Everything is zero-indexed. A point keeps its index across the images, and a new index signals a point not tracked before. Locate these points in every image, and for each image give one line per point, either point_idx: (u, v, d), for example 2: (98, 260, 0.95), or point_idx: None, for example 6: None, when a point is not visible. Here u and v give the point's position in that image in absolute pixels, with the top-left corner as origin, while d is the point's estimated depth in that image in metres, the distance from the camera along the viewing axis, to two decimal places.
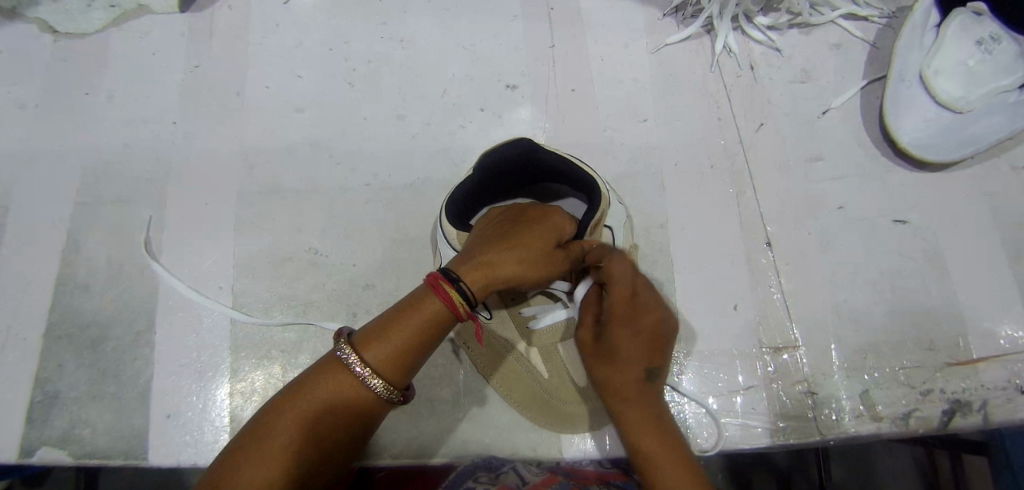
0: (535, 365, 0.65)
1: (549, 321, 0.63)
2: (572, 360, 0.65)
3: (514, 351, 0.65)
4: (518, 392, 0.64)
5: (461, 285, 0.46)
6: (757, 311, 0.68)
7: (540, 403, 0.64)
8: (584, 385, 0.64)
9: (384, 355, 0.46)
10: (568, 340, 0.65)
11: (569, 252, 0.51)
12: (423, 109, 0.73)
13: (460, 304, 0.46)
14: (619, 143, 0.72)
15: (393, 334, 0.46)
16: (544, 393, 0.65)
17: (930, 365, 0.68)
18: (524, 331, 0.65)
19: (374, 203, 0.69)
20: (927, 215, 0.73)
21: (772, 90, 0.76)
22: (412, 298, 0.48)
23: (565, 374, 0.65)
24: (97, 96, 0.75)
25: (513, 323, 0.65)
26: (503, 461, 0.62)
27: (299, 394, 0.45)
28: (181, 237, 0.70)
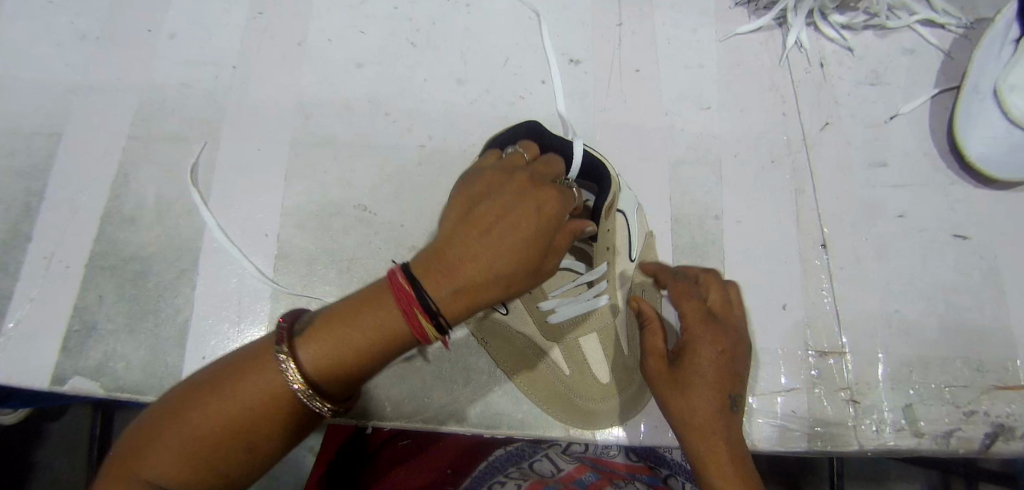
0: (555, 360, 0.64)
1: (568, 314, 0.62)
2: (594, 355, 0.64)
3: (532, 348, 0.64)
4: (540, 390, 0.63)
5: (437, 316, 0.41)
6: (805, 313, 0.66)
7: (564, 402, 0.63)
8: (608, 382, 0.63)
9: (325, 354, 0.41)
10: (589, 332, 0.64)
11: (556, 246, 0.45)
12: (484, 75, 0.71)
13: (421, 318, 0.41)
14: (680, 129, 0.70)
15: (334, 336, 0.41)
16: (568, 390, 0.63)
17: (976, 386, 0.67)
18: (544, 329, 0.64)
19: (427, 165, 0.68)
20: (989, 233, 0.71)
21: (841, 90, 0.74)
22: (370, 296, 0.42)
23: (586, 369, 0.63)
24: (158, 34, 0.75)
25: (530, 319, 0.64)
26: (534, 451, 0.69)
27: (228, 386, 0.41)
28: (230, 181, 0.69)
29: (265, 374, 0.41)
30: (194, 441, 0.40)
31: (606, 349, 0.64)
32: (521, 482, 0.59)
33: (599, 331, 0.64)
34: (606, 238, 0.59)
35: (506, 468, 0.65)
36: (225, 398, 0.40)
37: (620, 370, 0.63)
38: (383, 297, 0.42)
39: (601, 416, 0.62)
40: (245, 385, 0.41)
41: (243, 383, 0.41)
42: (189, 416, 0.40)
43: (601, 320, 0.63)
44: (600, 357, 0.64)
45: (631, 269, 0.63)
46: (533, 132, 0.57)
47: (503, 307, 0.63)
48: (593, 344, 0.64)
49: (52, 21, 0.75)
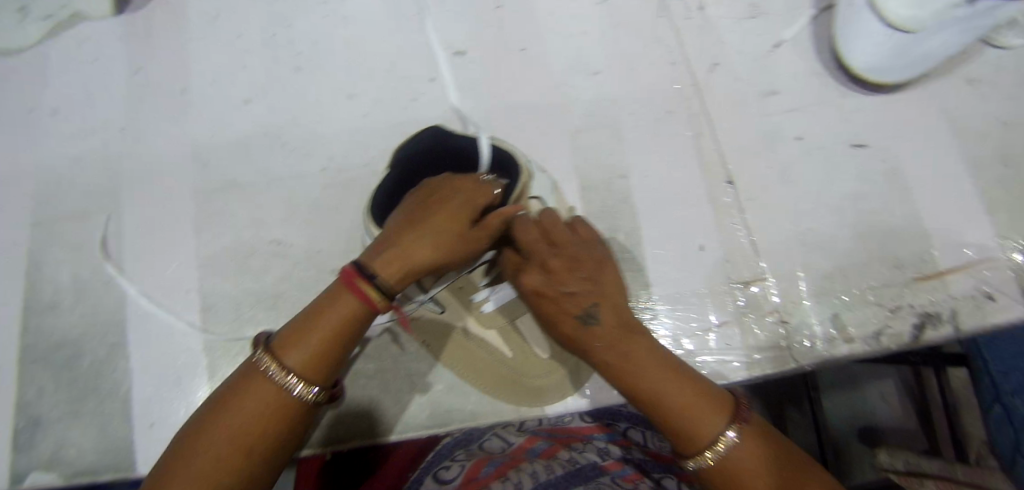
0: (498, 348, 0.65)
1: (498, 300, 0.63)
2: (532, 334, 0.65)
3: (474, 340, 0.65)
4: (486, 379, 0.65)
5: (376, 281, 0.50)
6: (724, 249, 0.68)
7: (510, 384, 0.65)
8: (549, 357, 0.65)
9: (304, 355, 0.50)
10: (525, 316, 0.65)
11: (486, 225, 0.52)
12: (373, 85, 0.71)
13: (365, 286, 0.50)
14: (574, 98, 0.72)
15: (308, 339, 0.50)
16: (513, 373, 0.65)
17: (897, 283, 0.70)
18: (481, 318, 0.65)
19: (334, 186, 0.68)
20: (884, 136, 0.73)
21: (722, 29, 0.75)
22: (328, 295, 0.52)
23: (528, 350, 0.65)
24: (41, 112, 0.73)
25: (466, 311, 0.65)
26: (482, 432, 0.69)
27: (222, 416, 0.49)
28: (143, 244, 0.69)
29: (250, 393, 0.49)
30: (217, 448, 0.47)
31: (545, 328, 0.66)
32: (465, 463, 0.60)
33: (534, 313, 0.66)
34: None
35: (453, 452, 0.66)
36: (233, 409, 0.49)
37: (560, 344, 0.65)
38: (337, 292, 0.52)
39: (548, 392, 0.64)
40: (248, 400, 0.49)
41: (244, 396, 0.49)
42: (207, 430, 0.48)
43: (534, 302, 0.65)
44: (539, 335, 0.65)
45: None
46: (434, 137, 0.58)
47: (438, 307, 0.64)
48: (529, 323, 0.65)
49: None
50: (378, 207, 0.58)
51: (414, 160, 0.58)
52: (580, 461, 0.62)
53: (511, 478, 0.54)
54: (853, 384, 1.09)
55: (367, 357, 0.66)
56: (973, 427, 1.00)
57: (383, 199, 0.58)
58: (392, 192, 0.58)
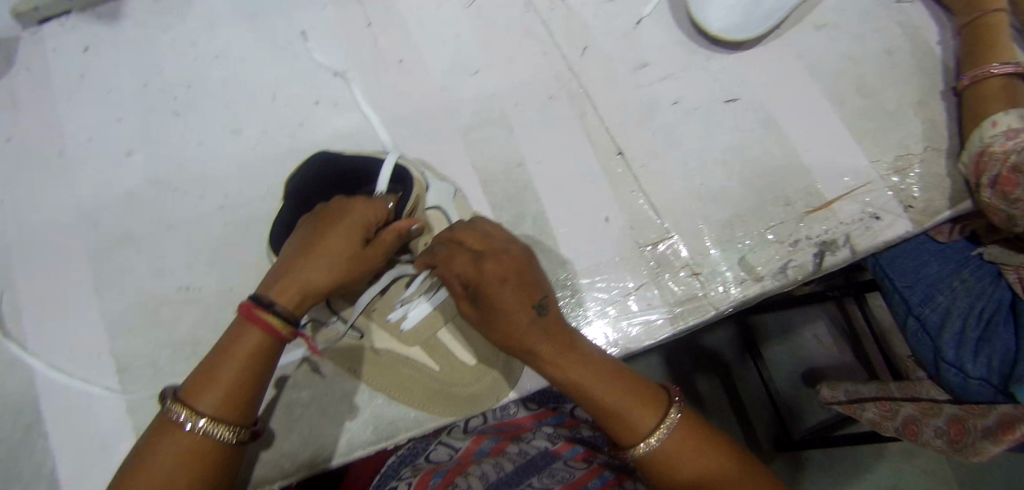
0: (422, 362, 0.65)
1: (417, 317, 0.64)
2: (456, 343, 0.66)
3: (397, 358, 0.65)
4: (417, 396, 0.65)
5: (276, 309, 0.54)
6: (628, 216, 0.71)
7: (439, 396, 0.65)
8: (476, 364, 0.65)
9: (215, 396, 0.52)
10: (445, 324, 0.66)
11: (379, 243, 0.58)
12: (257, 119, 0.72)
13: (264, 315, 0.53)
14: (459, 98, 0.73)
15: (217, 381, 0.52)
16: (442, 385, 0.65)
17: (791, 218, 0.74)
18: (401, 336, 0.65)
19: (233, 223, 0.68)
20: (752, 87, 0.79)
21: (585, 15, 0.79)
22: (232, 335, 0.54)
23: (454, 359, 0.65)
24: None
25: (385, 331, 0.65)
26: (427, 445, 0.69)
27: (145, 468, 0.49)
28: (42, 317, 0.66)
29: (172, 443, 0.50)
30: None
31: (467, 334, 0.66)
32: (412, 479, 0.58)
33: (453, 320, 0.66)
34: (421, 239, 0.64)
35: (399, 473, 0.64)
36: (146, 466, 0.50)
37: (484, 347, 0.66)
38: (241, 327, 0.54)
39: (478, 399, 0.65)
40: (162, 452, 0.50)
41: (158, 449, 0.50)
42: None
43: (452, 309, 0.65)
44: (464, 343, 0.66)
45: None
46: (325, 163, 0.62)
47: (356, 332, 0.64)
48: (451, 334, 0.66)
49: None
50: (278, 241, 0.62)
51: (308, 190, 0.62)
52: (531, 451, 0.63)
53: (462, 483, 0.54)
54: (790, 335, 1.16)
55: (297, 387, 0.65)
56: (894, 345, 1.12)
57: (282, 231, 0.62)
58: (291, 224, 0.62)
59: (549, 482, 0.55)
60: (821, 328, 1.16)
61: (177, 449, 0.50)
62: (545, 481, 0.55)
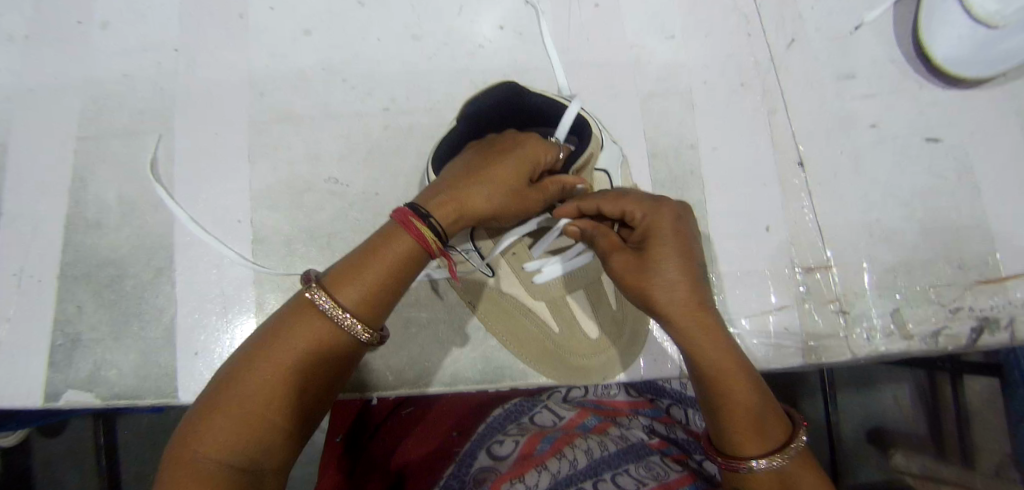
0: (544, 319, 0.63)
1: (554, 273, 0.61)
2: (582, 311, 0.64)
3: (520, 308, 0.63)
4: (531, 351, 0.63)
5: (432, 220, 0.47)
6: (789, 233, 0.67)
7: (552, 358, 0.63)
8: (597, 337, 0.63)
9: (358, 295, 0.45)
10: (576, 289, 0.63)
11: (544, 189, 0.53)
12: (439, 27, 0.68)
13: (418, 223, 0.47)
14: (646, 62, 0.69)
15: (361, 278, 0.46)
16: (558, 347, 0.63)
17: (960, 284, 0.67)
18: (530, 288, 0.63)
19: (394, 128, 0.66)
20: (958, 132, 0.71)
21: (803, 5, 0.72)
22: (381, 237, 0.48)
23: (576, 327, 0.63)
24: (90, 25, 0.71)
25: (516, 278, 0.63)
26: (533, 405, 0.70)
27: (275, 343, 0.44)
28: (191, 170, 0.67)
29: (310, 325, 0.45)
30: (262, 387, 0.43)
31: (596, 306, 0.64)
32: (519, 439, 0.60)
33: (586, 287, 0.63)
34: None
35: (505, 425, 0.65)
36: (278, 348, 0.44)
37: (608, 323, 0.64)
38: (393, 230, 0.48)
39: (591, 373, 0.63)
40: (295, 339, 0.44)
41: (293, 334, 0.45)
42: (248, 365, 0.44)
43: (589, 276, 0.63)
44: (589, 313, 0.64)
45: None
46: (511, 92, 0.56)
47: (488, 270, 0.62)
48: (579, 299, 0.64)
49: None
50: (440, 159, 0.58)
51: (484, 115, 0.56)
52: (630, 438, 0.62)
53: (567, 454, 0.56)
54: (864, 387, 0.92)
55: (417, 307, 0.64)
56: (978, 438, 0.86)
57: (447, 152, 0.58)
58: (457, 146, 0.58)
59: (644, 475, 0.54)
60: (905, 391, 0.92)
61: (312, 340, 0.44)
62: (641, 473, 0.54)
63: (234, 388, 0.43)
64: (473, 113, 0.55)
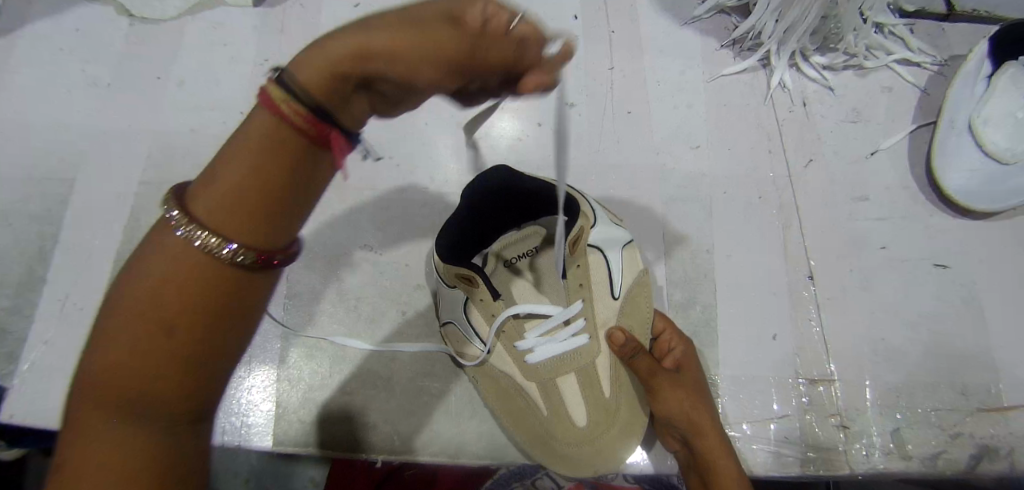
0: (536, 402, 0.62)
1: (546, 354, 0.62)
2: (572, 396, 0.61)
3: (514, 388, 0.63)
4: (524, 433, 0.62)
5: (292, 86, 0.28)
6: (796, 343, 0.69)
7: (540, 444, 0.62)
8: (586, 425, 0.61)
9: (214, 199, 0.29)
10: (567, 372, 0.62)
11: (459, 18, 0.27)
12: (484, 117, 0.75)
13: (281, 96, 0.28)
14: (670, 167, 0.74)
15: (214, 183, 0.29)
16: (547, 433, 0.61)
17: (962, 409, 0.68)
18: (521, 368, 0.63)
19: (431, 207, 0.72)
20: (966, 260, 0.74)
21: (822, 128, 0.78)
22: (247, 119, 0.30)
23: (564, 411, 0.61)
24: (168, 81, 0.79)
25: (510, 358, 0.63)
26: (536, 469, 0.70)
27: (123, 287, 0.30)
28: None
29: (172, 254, 0.29)
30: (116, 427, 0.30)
31: (587, 389, 0.61)
32: None
33: (579, 371, 0.62)
34: (575, 274, 0.62)
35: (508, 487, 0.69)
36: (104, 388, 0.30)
37: (600, 411, 0.61)
38: (259, 112, 0.29)
39: (581, 466, 0.61)
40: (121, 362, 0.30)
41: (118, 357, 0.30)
42: (99, 348, 0.29)
43: (581, 360, 0.62)
44: (579, 400, 0.61)
45: (616, 307, 0.63)
46: (511, 176, 0.56)
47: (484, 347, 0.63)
48: (572, 384, 0.62)
49: (64, 71, 0.80)
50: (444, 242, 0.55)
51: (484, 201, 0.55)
52: None
53: None
54: None
55: (432, 377, 0.67)
56: None
57: (452, 233, 0.55)
58: (461, 230, 0.56)
59: None
60: None
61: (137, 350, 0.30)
62: None
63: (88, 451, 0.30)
64: (476, 194, 0.55)
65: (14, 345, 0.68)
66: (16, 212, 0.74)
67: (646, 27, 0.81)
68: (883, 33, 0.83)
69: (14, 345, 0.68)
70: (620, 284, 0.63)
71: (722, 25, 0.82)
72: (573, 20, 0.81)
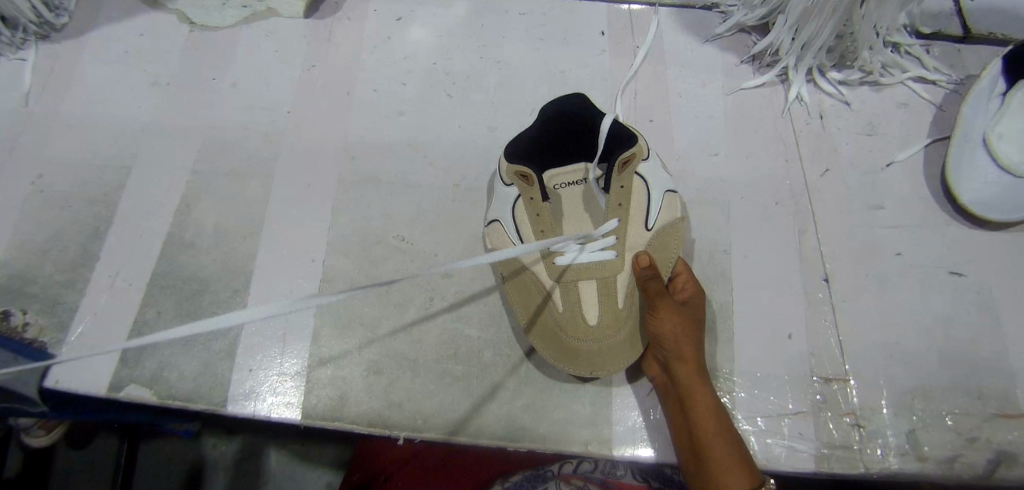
0: (554, 298, 0.66)
1: (575, 257, 0.66)
2: (589, 298, 0.65)
3: (536, 282, 0.67)
4: (534, 325, 0.66)
5: None
6: (811, 343, 0.71)
7: (548, 333, 0.65)
8: (597, 324, 0.64)
9: None
10: (589, 278, 0.66)
11: None
12: (512, 122, 0.80)
13: None
14: (690, 172, 0.77)
15: None
16: (557, 325, 0.65)
17: (979, 414, 0.69)
18: (548, 267, 0.67)
19: (460, 202, 0.76)
20: (983, 269, 0.75)
21: (838, 140, 0.81)
22: None
23: (579, 308, 0.64)
24: (222, 82, 0.86)
25: (540, 255, 0.67)
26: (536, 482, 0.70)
27: None
28: (282, 212, 0.77)
29: None
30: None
31: (603, 296, 0.65)
32: None
33: (600, 279, 0.66)
34: (617, 194, 0.67)
35: None
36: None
37: (609, 316, 0.64)
38: None
39: (579, 358, 0.63)
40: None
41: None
42: None
43: (605, 270, 0.66)
44: (595, 302, 0.65)
45: (648, 237, 0.67)
46: (578, 101, 0.67)
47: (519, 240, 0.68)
48: (591, 289, 0.66)
49: (127, 70, 0.88)
50: (513, 145, 0.67)
51: (551, 119, 0.68)
52: None
53: None
54: None
55: (455, 360, 0.70)
56: None
57: (521, 139, 0.67)
58: (532, 140, 0.67)
59: None
60: None
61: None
62: None
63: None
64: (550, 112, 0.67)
65: (67, 315, 0.73)
66: (77, 195, 0.80)
67: (669, 43, 0.86)
68: (899, 52, 0.87)
69: (67, 316, 0.73)
70: (656, 216, 0.68)
71: (742, 43, 0.86)
72: (599, 36, 0.86)
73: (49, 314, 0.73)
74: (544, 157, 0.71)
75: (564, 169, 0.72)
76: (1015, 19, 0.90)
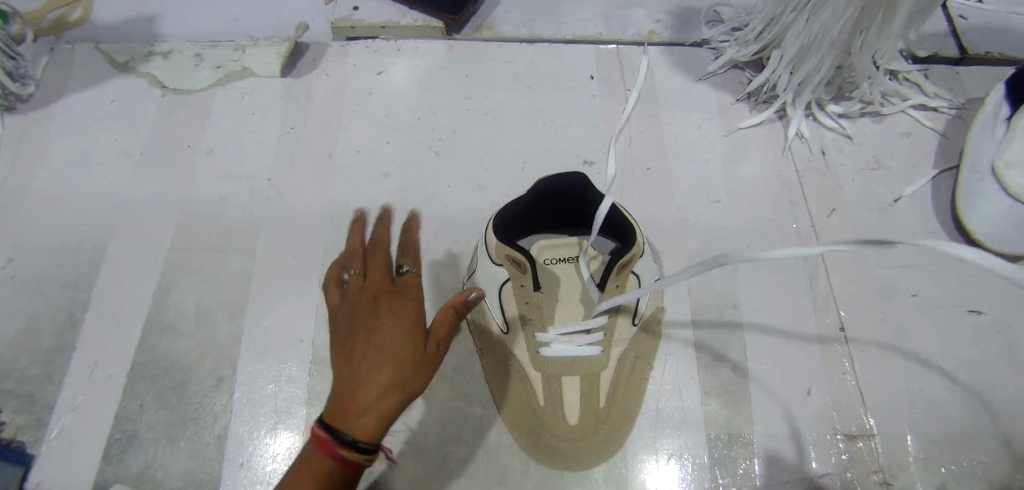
0: (535, 391, 0.63)
1: (561, 351, 0.64)
2: (573, 395, 0.63)
3: (519, 371, 0.65)
4: (513, 415, 0.64)
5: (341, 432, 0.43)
6: (831, 399, 0.67)
7: (527, 426, 0.63)
8: (578, 425, 0.62)
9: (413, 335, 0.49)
10: (573, 374, 0.63)
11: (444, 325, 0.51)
12: (503, 178, 0.77)
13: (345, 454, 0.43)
14: (693, 222, 0.74)
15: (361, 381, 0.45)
16: (537, 418, 0.63)
17: (1013, 463, 0.65)
18: (532, 357, 0.65)
19: (455, 266, 0.73)
20: (1002, 306, 0.72)
21: (843, 176, 0.78)
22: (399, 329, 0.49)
23: (561, 405, 0.62)
24: (198, 149, 0.82)
25: (526, 344, 0.65)
26: None
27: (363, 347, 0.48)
28: (269, 287, 0.73)
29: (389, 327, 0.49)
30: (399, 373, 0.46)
31: (586, 394, 0.63)
32: None
33: (584, 376, 0.63)
34: (612, 292, 0.63)
35: None
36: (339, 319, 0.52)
37: (589, 417, 0.62)
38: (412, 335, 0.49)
39: (555, 456, 0.62)
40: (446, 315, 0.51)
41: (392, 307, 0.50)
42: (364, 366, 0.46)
43: (590, 367, 0.64)
44: (577, 400, 0.62)
45: (634, 330, 0.66)
46: (579, 182, 0.61)
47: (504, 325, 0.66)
48: (574, 385, 0.63)
49: (100, 141, 0.84)
50: (502, 221, 0.62)
51: (541, 195, 0.62)
52: None
53: None
54: None
55: None
56: None
57: (510, 214, 0.62)
58: (521, 212, 0.63)
59: None
60: None
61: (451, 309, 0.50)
62: None
63: (350, 394, 0.45)
64: (545, 187, 0.62)
65: (43, 412, 0.68)
66: (49, 280, 0.75)
67: (661, 84, 0.83)
68: (897, 80, 0.84)
69: (42, 414, 0.68)
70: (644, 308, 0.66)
71: (735, 80, 0.83)
72: (589, 80, 0.83)
73: (24, 411, 0.68)
74: (533, 226, 0.67)
75: (556, 242, 0.71)
76: (1011, 38, 0.88)
